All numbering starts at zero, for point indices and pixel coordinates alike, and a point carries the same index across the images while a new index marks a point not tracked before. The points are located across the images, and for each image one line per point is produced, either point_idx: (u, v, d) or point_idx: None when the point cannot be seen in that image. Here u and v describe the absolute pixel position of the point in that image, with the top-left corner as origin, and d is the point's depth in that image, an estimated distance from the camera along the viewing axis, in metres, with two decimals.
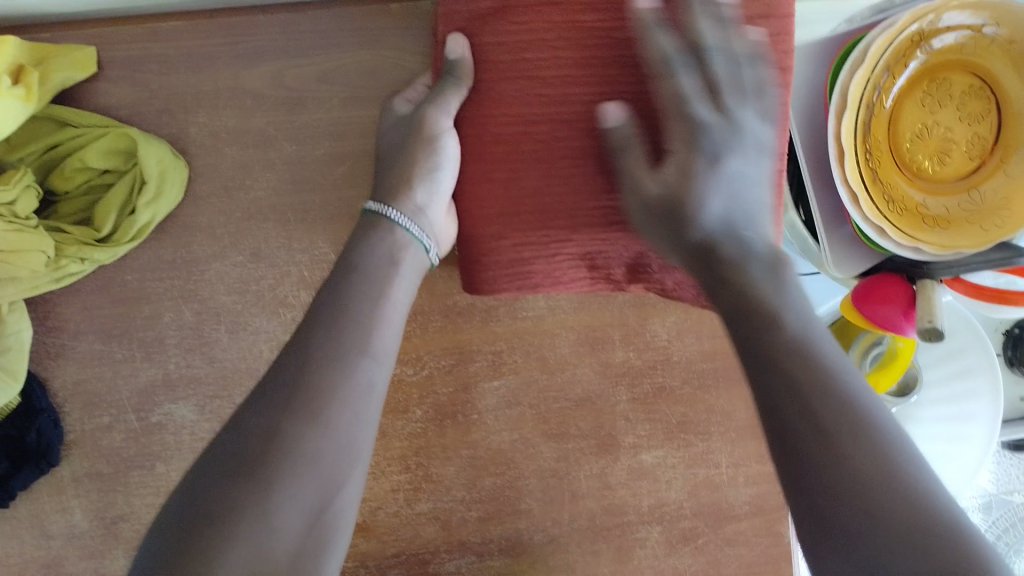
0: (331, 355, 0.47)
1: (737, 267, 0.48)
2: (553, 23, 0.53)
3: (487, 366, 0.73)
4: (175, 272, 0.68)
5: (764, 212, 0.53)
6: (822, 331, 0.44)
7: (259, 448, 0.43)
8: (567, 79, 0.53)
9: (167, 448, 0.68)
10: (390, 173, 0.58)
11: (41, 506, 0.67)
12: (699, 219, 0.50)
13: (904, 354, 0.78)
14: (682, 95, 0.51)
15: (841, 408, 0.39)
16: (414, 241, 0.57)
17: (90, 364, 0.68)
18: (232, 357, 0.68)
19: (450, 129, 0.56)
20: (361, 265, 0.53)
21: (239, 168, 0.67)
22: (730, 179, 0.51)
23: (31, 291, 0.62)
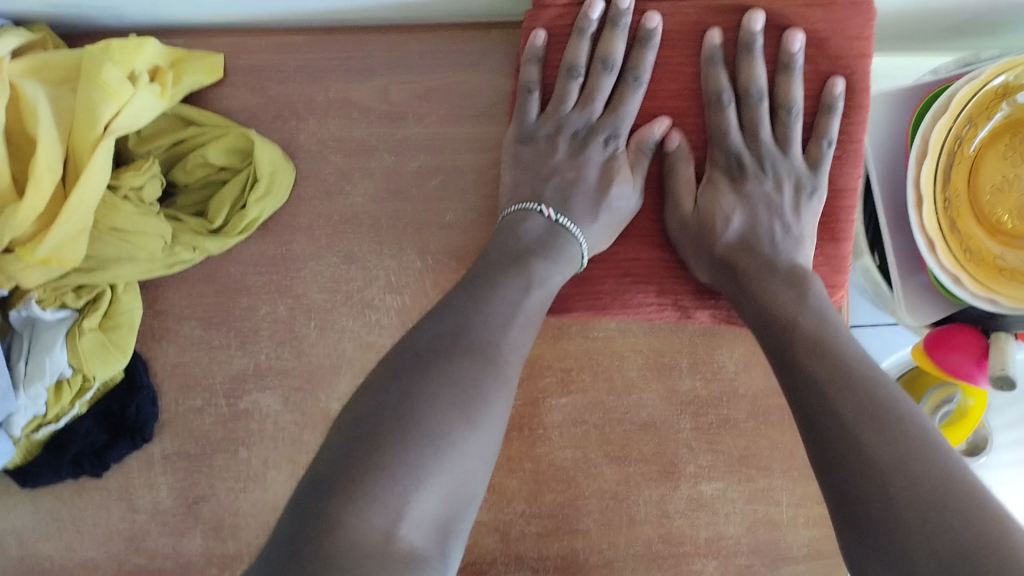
0: (512, 333, 0.55)
1: (761, 284, 0.61)
2: (674, 57, 0.65)
3: (556, 382, 0.75)
4: (275, 268, 0.72)
5: (798, 240, 0.63)
6: (857, 354, 0.53)
7: (460, 391, 0.49)
8: (661, 105, 0.67)
9: (251, 435, 0.72)
10: (563, 169, 0.67)
11: (131, 480, 0.72)
12: (721, 230, 0.64)
13: (976, 411, 0.81)
14: (725, 127, 0.64)
15: (858, 400, 0.50)
16: (574, 240, 0.64)
17: (189, 348, 0.72)
18: (318, 353, 0.72)
19: (620, 121, 0.66)
20: (513, 282, 0.58)
21: (340, 175, 0.73)
22: (751, 200, 0.65)
23: (146, 274, 0.67)
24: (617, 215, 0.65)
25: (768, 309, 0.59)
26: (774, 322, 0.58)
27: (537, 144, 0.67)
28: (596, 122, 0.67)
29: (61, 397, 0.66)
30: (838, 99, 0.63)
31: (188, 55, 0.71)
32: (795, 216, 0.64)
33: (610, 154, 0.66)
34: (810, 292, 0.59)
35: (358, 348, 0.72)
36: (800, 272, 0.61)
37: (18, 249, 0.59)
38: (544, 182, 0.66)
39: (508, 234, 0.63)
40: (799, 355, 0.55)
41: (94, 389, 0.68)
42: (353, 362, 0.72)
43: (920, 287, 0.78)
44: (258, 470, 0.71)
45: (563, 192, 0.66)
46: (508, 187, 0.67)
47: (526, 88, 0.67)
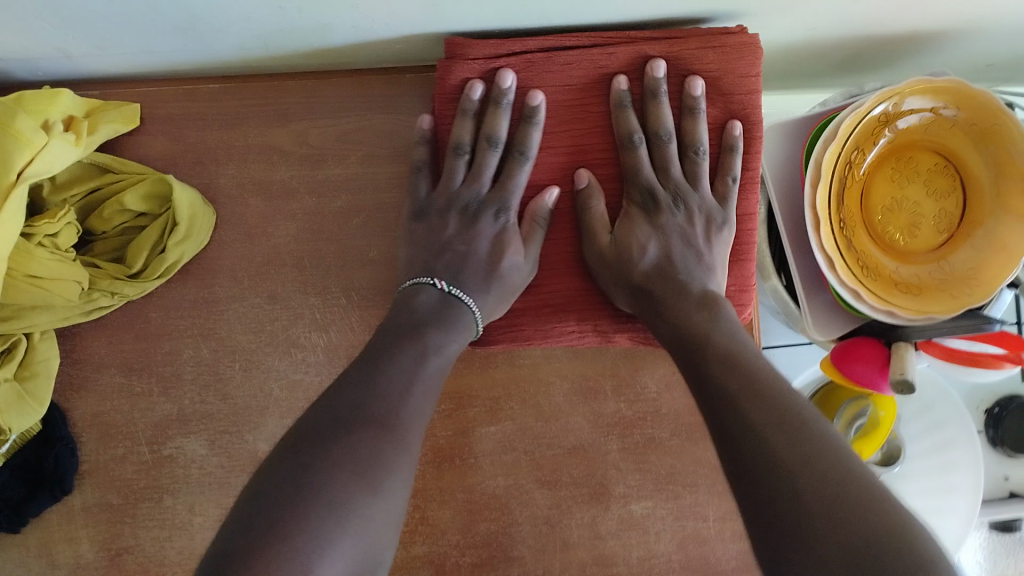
0: (410, 400, 0.56)
1: (675, 306, 0.64)
2: (576, 100, 0.69)
3: (484, 411, 0.76)
4: (197, 311, 0.72)
5: (712, 270, 0.67)
6: (760, 370, 0.56)
7: (358, 460, 0.50)
8: (568, 144, 0.70)
9: (176, 481, 0.71)
10: (455, 242, 0.69)
11: (51, 535, 0.70)
12: (637, 260, 0.67)
13: (885, 423, 0.84)
14: (637, 165, 0.68)
15: (766, 409, 0.53)
16: (466, 311, 0.67)
17: (109, 397, 0.71)
18: (244, 394, 0.72)
19: (509, 194, 0.69)
20: (417, 350, 0.61)
21: (262, 217, 0.74)
22: (665, 231, 0.68)
23: (62, 321, 0.67)
24: (510, 285, 0.68)
25: (682, 331, 0.62)
26: (689, 343, 0.61)
27: (429, 219, 0.70)
28: (487, 196, 0.70)
29: None
30: (739, 139, 0.68)
31: (103, 105, 0.71)
32: (707, 248, 0.68)
33: (501, 225, 0.69)
34: (721, 314, 0.63)
35: (286, 387, 0.72)
36: (710, 297, 0.64)
37: None
38: (437, 256, 0.69)
39: (410, 306, 0.65)
40: (714, 371, 0.58)
41: (9, 443, 0.66)
42: (280, 401, 0.72)
43: (825, 306, 0.83)
44: (185, 517, 0.70)
45: (455, 266, 0.68)
46: (404, 263, 0.70)
47: (416, 168, 0.72)
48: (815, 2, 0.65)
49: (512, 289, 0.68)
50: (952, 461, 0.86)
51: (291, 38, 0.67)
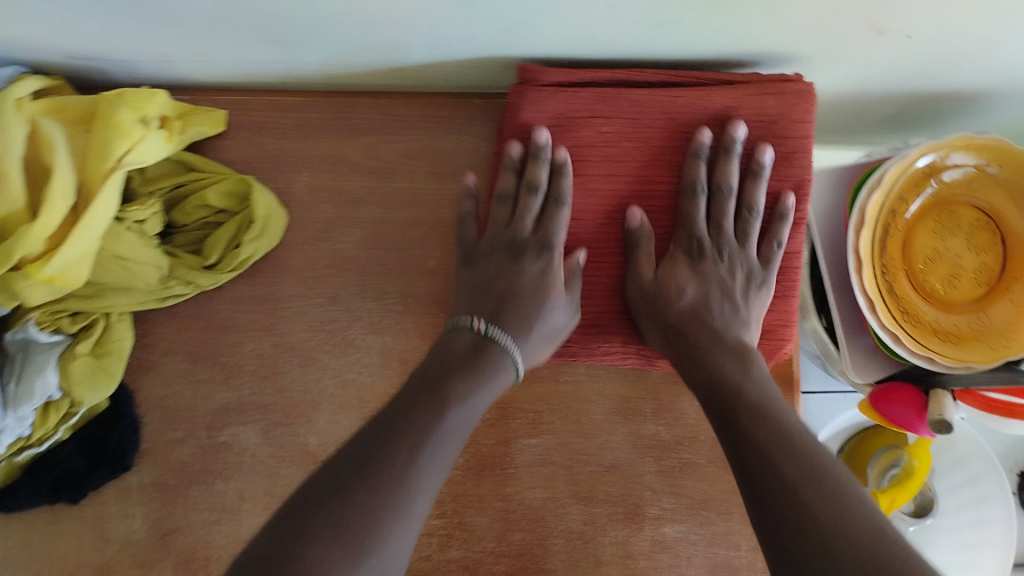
0: (430, 463, 0.55)
1: (709, 355, 0.66)
2: (637, 125, 0.70)
3: (526, 424, 0.79)
4: (262, 307, 0.76)
5: (746, 324, 0.69)
6: (792, 433, 0.57)
7: (351, 532, 0.49)
8: (627, 167, 0.71)
9: (228, 467, 0.74)
10: (495, 284, 0.71)
11: (105, 510, 0.73)
12: (673, 303, 0.69)
13: (920, 473, 0.86)
14: (692, 214, 0.70)
15: (792, 468, 0.54)
16: (505, 353, 0.67)
17: (174, 381, 0.74)
18: (299, 389, 0.75)
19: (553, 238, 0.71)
20: (438, 408, 0.60)
21: (329, 223, 0.77)
22: (705, 277, 0.70)
23: (139, 305, 0.70)
24: (551, 326, 0.69)
25: (716, 382, 0.64)
26: (723, 393, 0.63)
27: (474, 265, 0.73)
28: (531, 242, 0.71)
29: (48, 420, 0.68)
30: (790, 208, 0.71)
31: (193, 107, 0.75)
32: (745, 307, 0.70)
33: (542, 266, 0.70)
34: (754, 367, 0.64)
35: (339, 385, 0.76)
36: (744, 349, 0.66)
37: (26, 266, 0.60)
38: (480, 299, 0.70)
39: (452, 353, 0.66)
40: (746, 425, 0.59)
41: (80, 415, 0.70)
42: (333, 398, 0.76)
43: (865, 348, 0.85)
44: (233, 503, 0.73)
45: (498, 308, 0.69)
46: (451, 306, 0.72)
47: (464, 219, 0.75)
48: (861, 52, 0.69)
49: (555, 334, 0.70)
50: (985, 518, 0.87)
51: (374, 54, 0.71)
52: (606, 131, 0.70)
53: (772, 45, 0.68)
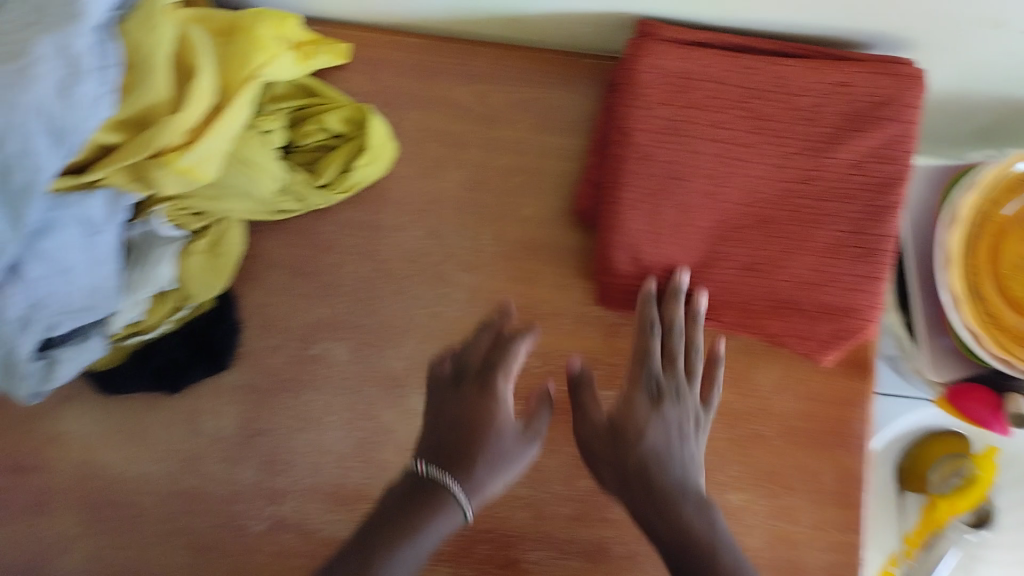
0: None
1: (674, 508, 0.63)
2: (744, 92, 0.71)
3: (604, 375, 0.78)
4: (363, 232, 0.79)
5: (696, 466, 0.66)
6: None
7: None
8: (730, 132, 0.71)
9: (317, 379, 0.78)
10: (449, 420, 0.64)
11: (198, 405, 0.76)
12: (633, 445, 0.66)
13: (982, 483, 0.89)
14: (647, 350, 0.70)
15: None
16: (457, 506, 0.60)
17: (275, 291, 0.78)
18: (390, 314, 0.79)
19: (501, 371, 0.67)
20: (388, 558, 0.57)
21: (434, 161, 0.80)
22: (665, 419, 0.67)
23: (252, 214, 0.74)
24: (505, 453, 0.63)
25: (684, 540, 0.61)
26: (693, 556, 0.60)
27: (430, 403, 0.67)
28: (478, 371, 0.67)
29: (159, 308, 0.72)
30: (722, 354, 0.73)
31: (320, 38, 0.79)
32: (695, 445, 0.68)
33: (489, 396, 0.65)
34: (716, 524, 0.62)
35: (427, 316, 0.79)
36: (705, 501, 0.64)
37: (163, 156, 0.63)
38: (438, 440, 0.63)
39: (400, 500, 0.60)
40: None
41: (186, 310, 0.73)
42: (420, 327, 0.78)
43: (946, 349, 0.83)
44: (318, 414, 0.77)
45: (449, 445, 0.63)
46: (415, 447, 0.65)
47: (433, 362, 0.70)
48: (974, 40, 0.70)
49: (509, 460, 0.63)
50: None
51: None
52: (713, 94, 0.71)
53: (889, 25, 0.69)
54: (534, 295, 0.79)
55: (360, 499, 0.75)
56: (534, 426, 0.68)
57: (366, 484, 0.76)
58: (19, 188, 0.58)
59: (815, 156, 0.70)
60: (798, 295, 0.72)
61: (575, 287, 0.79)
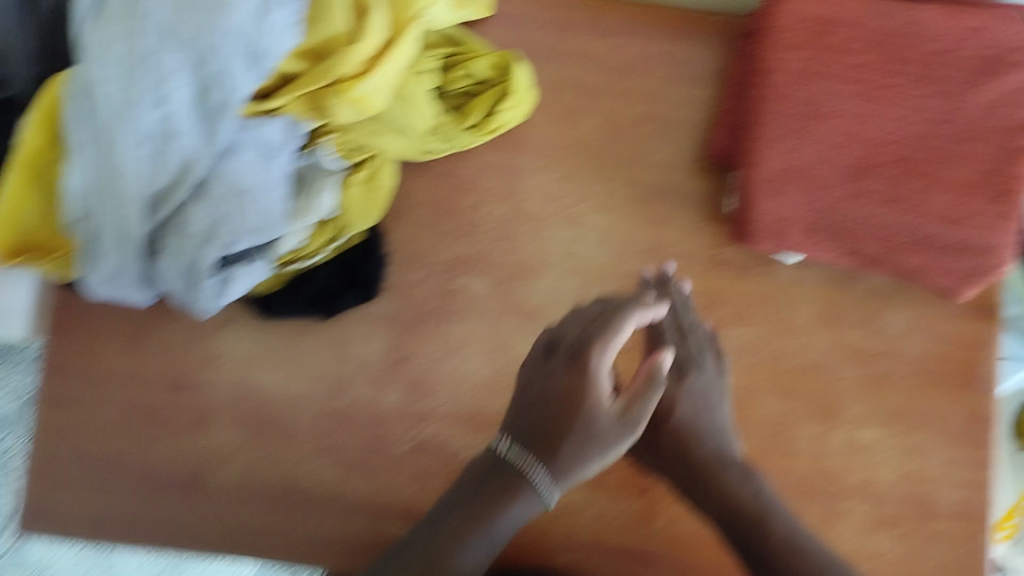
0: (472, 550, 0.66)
1: (717, 476, 0.74)
2: (885, 38, 0.74)
3: (732, 314, 0.83)
4: (503, 174, 0.83)
5: (727, 428, 0.78)
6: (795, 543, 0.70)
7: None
8: (871, 74, 0.74)
9: (460, 310, 0.82)
10: (535, 400, 0.69)
11: (347, 332, 0.81)
12: (665, 419, 0.79)
13: None
14: (660, 326, 0.80)
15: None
16: (539, 492, 0.67)
17: (419, 229, 0.82)
18: (529, 251, 0.82)
19: (600, 355, 0.68)
20: (474, 507, 0.67)
21: (570, 109, 0.83)
22: (692, 391, 0.78)
23: (403, 153, 0.77)
24: (595, 437, 0.67)
25: (728, 504, 0.73)
26: (740, 523, 0.72)
27: (526, 377, 0.71)
28: (571, 349, 0.69)
29: (318, 236, 0.76)
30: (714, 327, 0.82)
31: None
32: (723, 407, 0.79)
33: (574, 381, 0.68)
34: (759, 490, 0.73)
35: (564, 255, 0.82)
36: (746, 466, 0.75)
37: (339, 84, 0.67)
38: (526, 419, 0.69)
39: (483, 480, 0.68)
40: (770, 561, 0.69)
41: (341, 241, 0.77)
42: (556, 265, 0.82)
43: None
44: (459, 343, 0.81)
45: (540, 424, 0.68)
46: (510, 417, 0.71)
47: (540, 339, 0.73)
48: None
49: (601, 444, 0.67)
50: None
51: None
52: (855, 38, 0.75)
53: None
54: (664, 237, 0.83)
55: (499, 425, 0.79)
56: (634, 409, 0.67)
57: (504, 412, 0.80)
58: (217, 104, 0.63)
59: (954, 97, 0.74)
60: (938, 229, 0.75)
61: (702, 229, 0.83)
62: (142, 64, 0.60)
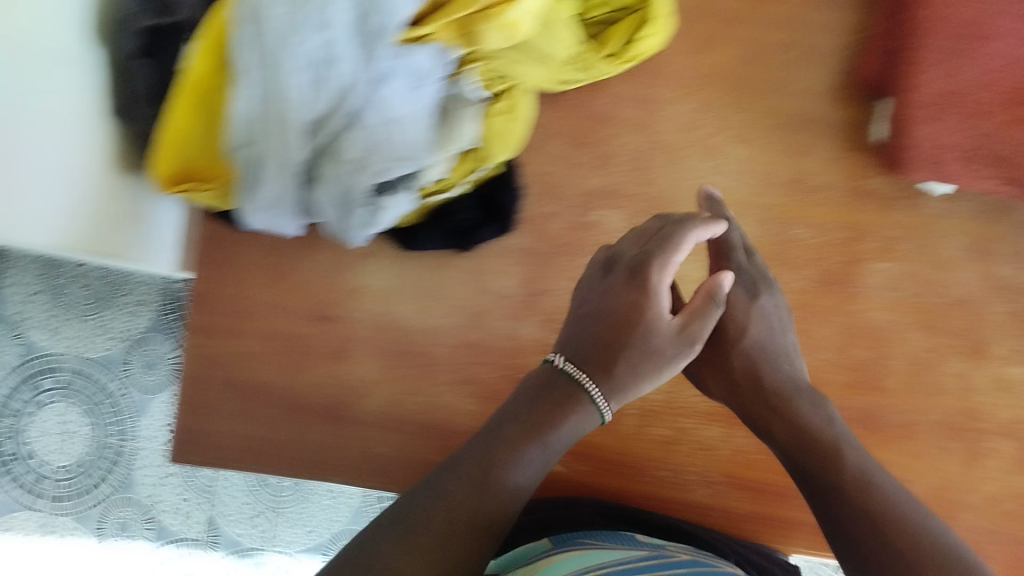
0: (524, 468, 0.58)
1: (787, 402, 0.69)
2: None
3: (878, 248, 0.80)
4: (641, 104, 0.81)
5: (795, 354, 0.74)
6: (872, 475, 0.64)
7: (439, 512, 0.55)
8: None
9: (597, 244, 0.81)
10: (592, 317, 0.66)
11: (483, 265, 0.82)
12: (736, 339, 0.72)
13: None
14: (729, 245, 0.75)
15: (879, 533, 0.60)
16: (595, 409, 0.62)
17: (555, 161, 0.81)
18: (667, 183, 0.81)
19: (662, 269, 0.65)
20: (531, 420, 0.60)
21: (711, 35, 0.81)
22: (763, 311, 0.73)
23: (542, 83, 0.75)
24: (654, 353, 0.64)
25: (800, 433, 0.67)
26: (813, 451, 0.66)
27: (583, 298, 0.69)
28: (632, 264, 0.67)
29: (460, 167, 0.77)
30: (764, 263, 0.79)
31: None
32: (792, 332, 0.75)
33: (634, 292, 0.65)
34: (832, 419, 0.68)
35: (704, 187, 0.80)
36: (817, 397, 0.70)
37: (490, 8, 0.65)
38: (580, 336, 0.65)
39: (539, 393, 0.62)
40: (839, 487, 0.63)
41: (481, 172, 0.77)
42: (697, 198, 0.80)
43: None
44: None
45: (597, 338, 0.64)
46: (562, 339, 0.67)
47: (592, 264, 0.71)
48: None
49: (661, 360, 0.64)
50: None
51: None
52: None
53: None
54: (806, 168, 0.80)
55: None
56: (694, 326, 0.65)
57: None
58: (379, 27, 0.62)
59: None
60: None
61: (847, 160, 0.80)
62: None
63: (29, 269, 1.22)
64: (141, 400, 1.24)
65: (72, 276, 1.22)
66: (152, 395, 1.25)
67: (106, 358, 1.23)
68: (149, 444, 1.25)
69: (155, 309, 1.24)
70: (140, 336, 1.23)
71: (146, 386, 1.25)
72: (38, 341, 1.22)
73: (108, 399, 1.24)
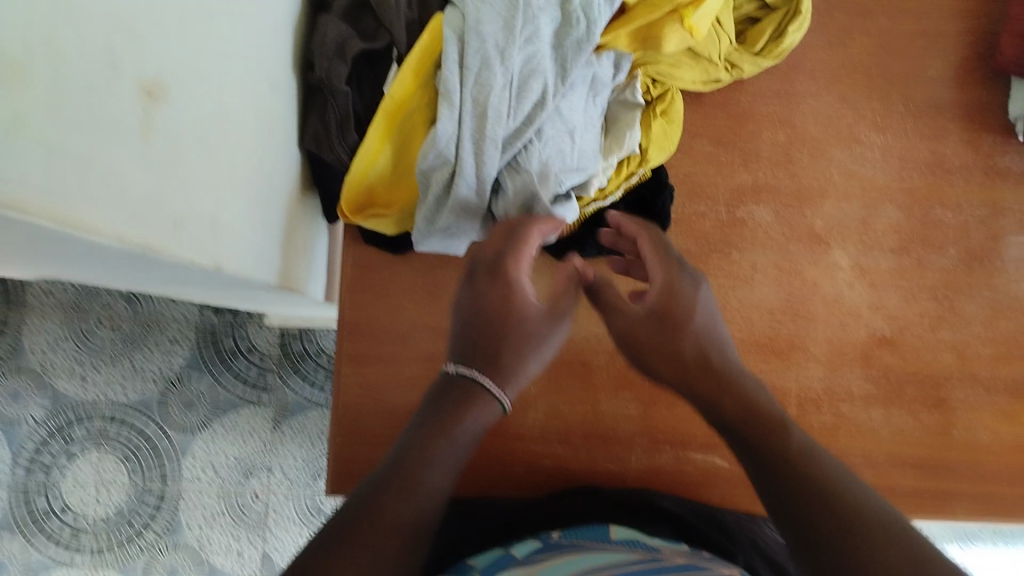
0: (440, 466, 0.50)
1: (729, 387, 0.56)
2: None
3: (1016, 223, 0.83)
4: (779, 100, 0.84)
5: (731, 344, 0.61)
6: (818, 463, 0.49)
7: (370, 516, 0.45)
8: None
9: (744, 241, 0.81)
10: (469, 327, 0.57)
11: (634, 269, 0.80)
12: (688, 326, 0.59)
13: None
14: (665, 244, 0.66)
15: (832, 509, 0.45)
16: (495, 400, 0.55)
17: (700, 160, 0.83)
18: (809, 175, 0.83)
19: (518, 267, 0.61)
20: (436, 418, 0.53)
21: (841, 29, 0.85)
22: (707, 302, 0.61)
23: (694, 81, 0.78)
24: (531, 331, 0.58)
25: (735, 414, 0.54)
26: (760, 427, 0.53)
27: (457, 311, 0.60)
28: (490, 261, 0.61)
29: (619, 173, 0.76)
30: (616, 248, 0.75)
31: None
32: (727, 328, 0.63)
33: (496, 287, 0.59)
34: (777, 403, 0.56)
35: (844, 174, 0.83)
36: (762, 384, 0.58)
37: (679, 11, 0.67)
38: (468, 336, 0.57)
39: (435, 398, 0.54)
40: (788, 469, 0.49)
41: (637, 176, 0.76)
42: (839, 185, 0.83)
43: None
44: (748, 272, 0.81)
45: (478, 334, 0.57)
46: (450, 346, 0.58)
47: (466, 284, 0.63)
48: None
49: (537, 342, 0.58)
50: None
51: None
52: None
53: None
54: (939, 150, 0.84)
55: (792, 349, 0.80)
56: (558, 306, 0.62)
57: (798, 335, 0.80)
58: (579, 38, 0.64)
59: None
60: None
61: (976, 140, 0.84)
62: (520, 5, 0.62)
63: (50, 316, 1.17)
64: (181, 441, 1.18)
65: (98, 317, 1.17)
66: (191, 436, 1.18)
67: (141, 401, 1.17)
68: (191, 485, 1.17)
69: (189, 346, 1.18)
70: (175, 376, 1.18)
71: (183, 427, 1.18)
72: (65, 390, 1.16)
73: (148, 445, 1.17)
